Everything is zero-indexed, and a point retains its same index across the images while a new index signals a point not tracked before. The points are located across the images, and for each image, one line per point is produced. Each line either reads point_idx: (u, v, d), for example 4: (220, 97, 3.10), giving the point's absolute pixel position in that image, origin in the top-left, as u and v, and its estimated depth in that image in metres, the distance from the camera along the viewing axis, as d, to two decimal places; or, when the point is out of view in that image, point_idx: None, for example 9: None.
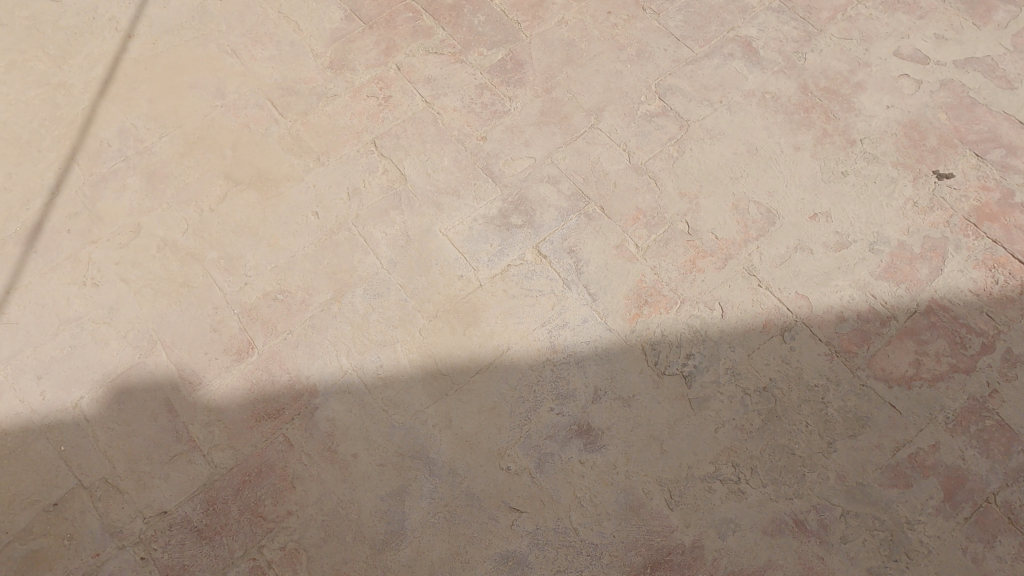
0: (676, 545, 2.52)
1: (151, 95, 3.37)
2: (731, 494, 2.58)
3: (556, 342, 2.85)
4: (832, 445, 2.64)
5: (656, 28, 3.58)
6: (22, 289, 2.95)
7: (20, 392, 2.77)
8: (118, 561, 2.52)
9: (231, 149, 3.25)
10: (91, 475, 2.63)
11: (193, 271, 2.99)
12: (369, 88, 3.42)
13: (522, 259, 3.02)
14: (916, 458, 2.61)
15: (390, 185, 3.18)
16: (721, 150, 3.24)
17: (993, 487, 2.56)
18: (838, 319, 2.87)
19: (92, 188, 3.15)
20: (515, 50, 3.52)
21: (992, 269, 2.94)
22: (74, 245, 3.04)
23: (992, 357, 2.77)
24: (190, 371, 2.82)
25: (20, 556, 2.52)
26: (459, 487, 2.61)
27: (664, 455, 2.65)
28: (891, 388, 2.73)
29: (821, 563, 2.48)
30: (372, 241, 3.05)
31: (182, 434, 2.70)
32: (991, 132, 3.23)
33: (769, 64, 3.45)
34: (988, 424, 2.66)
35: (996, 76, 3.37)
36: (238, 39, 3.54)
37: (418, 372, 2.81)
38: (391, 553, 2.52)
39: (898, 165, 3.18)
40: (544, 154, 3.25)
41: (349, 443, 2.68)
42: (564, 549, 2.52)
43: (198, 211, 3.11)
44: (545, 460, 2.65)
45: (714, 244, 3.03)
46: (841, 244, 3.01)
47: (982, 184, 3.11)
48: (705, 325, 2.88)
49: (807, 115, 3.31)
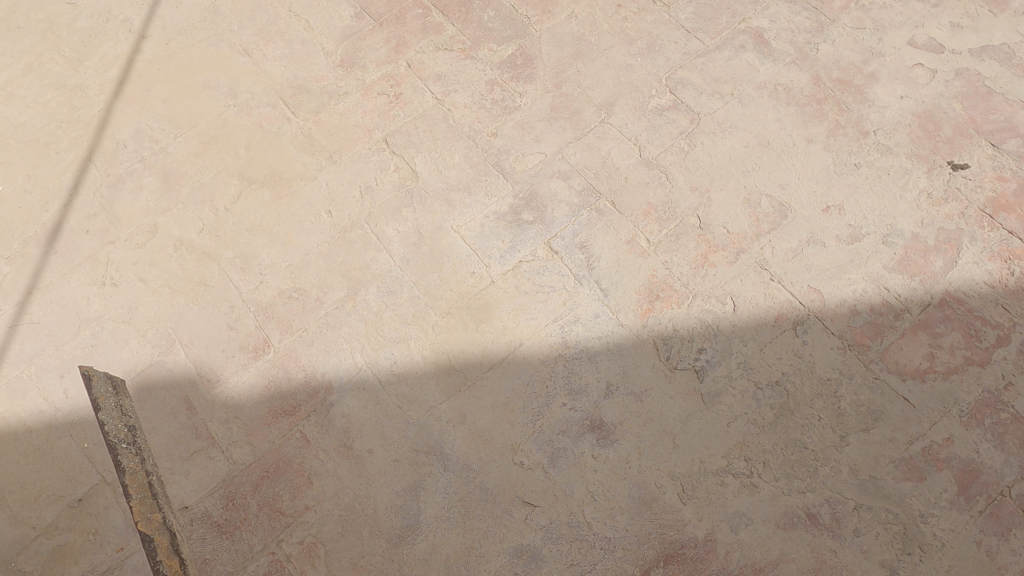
0: (689, 538, 2.54)
1: (165, 96, 3.41)
2: (743, 488, 2.60)
3: (568, 338, 2.87)
4: (845, 439, 2.65)
5: (666, 21, 3.56)
6: (43, 289, 3.01)
7: (43, 390, 2.83)
8: (142, 555, 2.58)
9: (245, 149, 3.28)
10: (114, 471, 2.69)
11: (209, 270, 3.03)
12: (380, 86, 3.43)
13: (534, 255, 3.04)
14: (930, 452, 2.62)
15: (402, 182, 3.20)
16: (732, 144, 3.23)
17: (1008, 481, 2.56)
18: (851, 312, 2.86)
19: (109, 190, 3.20)
20: (524, 45, 3.52)
21: (1007, 260, 2.92)
22: (93, 245, 3.09)
23: (1008, 350, 2.76)
24: (207, 369, 2.87)
25: (47, 550, 2.58)
26: (474, 482, 2.64)
27: (676, 450, 2.66)
28: (904, 382, 2.73)
29: (834, 556, 2.48)
30: (384, 238, 3.08)
31: (200, 431, 2.75)
32: (1007, 122, 3.20)
33: (781, 55, 3.43)
34: (1003, 417, 2.65)
35: (1012, 65, 3.32)
36: (250, 39, 3.56)
37: (432, 368, 2.84)
38: (407, 547, 2.56)
39: (912, 156, 3.15)
40: (554, 149, 3.25)
41: (364, 439, 2.72)
42: (577, 543, 2.55)
43: (213, 210, 3.15)
44: (558, 455, 2.68)
45: (726, 238, 3.03)
46: (854, 237, 3.00)
47: (998, 175, 3.09)
48: (717, 319, 2.88)
49: (819, 107, 3.29)
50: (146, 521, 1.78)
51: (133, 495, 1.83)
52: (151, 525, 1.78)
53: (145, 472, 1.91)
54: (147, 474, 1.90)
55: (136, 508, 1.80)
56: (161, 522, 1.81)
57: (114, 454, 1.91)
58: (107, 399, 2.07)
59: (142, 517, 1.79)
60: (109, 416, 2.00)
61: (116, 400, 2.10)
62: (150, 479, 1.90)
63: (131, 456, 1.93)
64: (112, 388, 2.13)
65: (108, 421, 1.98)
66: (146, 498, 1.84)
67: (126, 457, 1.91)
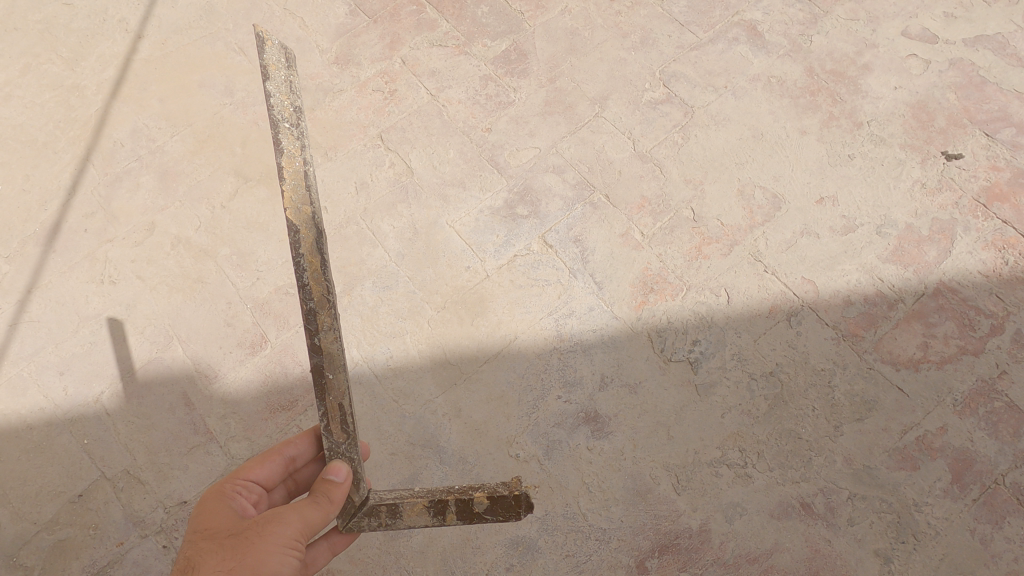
0: (684, 528, 2.55)
1: (162, 96, 3.43)
2: (738, 478, 2.61)
3: (563, 331, 2.89)
4: (839, 429, 2.66)
5: (659, 14, 3.56)
6: (42, 287, 3.03)
7: (43, 388, 2.86)
8: (141, 549, 2.60)
9: (241, 147, 3.30)
10: (114, 467, 2.72)
11: (206, 267, 3.06)
12: (375, 82, 3.45)
13: (528, 250, 3.05)
14: (923, 441, 2.63)
15: (398, 178, 3.22)
16: (726, 136, 3.24)
17: (1002, 469, 2.57)
18: (845, 303, 2.87)
19: (107, 188, 3.22)
20: (518, 40, 3.52)
21: (1002, 250, 2.92)
22: (91, 244, 3.11)
23: (1002, 339, 2.76)
24: (205, 364, 2.89)
25: (48, 545, 2.61)
26: (469, 475, 2.66)
27: (671, 441, 2.68)
28: (898, 371, 2.74)
29: (828, 546, 2.50)
30: (380, 234, 3.10)
31: (199, 427, 2.78)
32: (1001, 111, 3.20)
33: (774, 48, 3.43)
34: (997, 406, 2.66)
35: (1006, 54, 3.33)
36: (246, 37, 3.58)
37: (427, 362, 2.86)
38: (404, 540, 2.58)
39: (906, 147, 3.16)
40: (548, 144, 3.26)
41: (361, 433, 2.74)
42: (573, 534, 2.56)
43: (210, 208, 3.17)
44: (553, 447, 2.69)
45: (720, 231, 3.04)
46: (848, 228, 3.01)
47: (992, 164, 3.09)
48: (712, 311, 2.89)
49: (812, 98, 3.29)
50: (296, 211, 1.64)
51: (286, 181, 1.64)
52: (301, 217, 1.64)
53: (303, 161, 1.66)
54: (306, 163, 1.66)
55: (287, 196, 1.64)
56: (309, 216, 1.65)
57: (273, 131, 1.65)
58: (277, 71, 1.66)
59: (293, 207, 1.64)
60: (276, 92, 1.65)
61: (288, 75, 1.67)
62: (307, 171, 1.66)
63: (291, 138, 1.66)
64: (287, 62, 1.68)
65: (275, 100, 1.64)
66: (300, 188, 1.65)
67: (285, 140, 1.65)
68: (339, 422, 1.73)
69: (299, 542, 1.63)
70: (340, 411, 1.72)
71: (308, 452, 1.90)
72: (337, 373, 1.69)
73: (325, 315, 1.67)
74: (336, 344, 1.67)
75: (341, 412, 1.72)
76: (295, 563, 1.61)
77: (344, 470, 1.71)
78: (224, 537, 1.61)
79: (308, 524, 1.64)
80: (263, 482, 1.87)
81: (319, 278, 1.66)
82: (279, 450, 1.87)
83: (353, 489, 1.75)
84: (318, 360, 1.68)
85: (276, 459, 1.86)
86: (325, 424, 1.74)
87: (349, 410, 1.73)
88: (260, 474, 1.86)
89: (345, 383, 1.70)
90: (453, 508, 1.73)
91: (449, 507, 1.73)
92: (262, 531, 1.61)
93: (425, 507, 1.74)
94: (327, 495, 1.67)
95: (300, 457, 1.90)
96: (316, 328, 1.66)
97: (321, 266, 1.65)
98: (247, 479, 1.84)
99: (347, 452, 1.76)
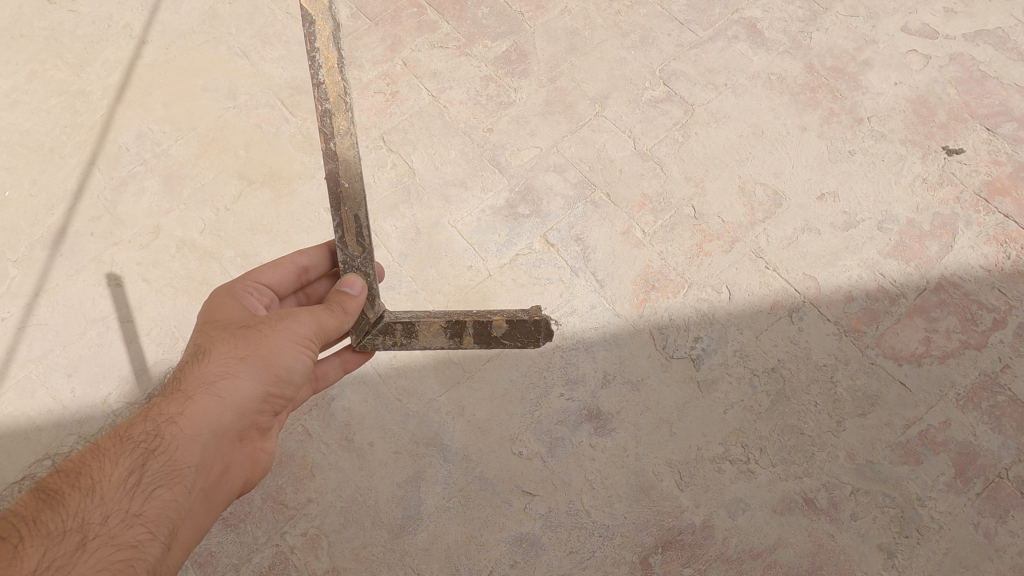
0: (686, 524, 2.56)
1: (166, 100, 3.46)
2: (740, 474, 2.61)
3: (565, 329, 2.90)
4: (842, 424, 2.66)
5: (659, 13, 3.57)
6: (49, 291, 3.07)
7: (51, 390, 2.90)
8: None
9: (244, 149, 3.33)
10: None
11: (211, 269, 3.09)
12: (377, 84, 3.47)
13: (530, 248, 3.07)
14: (927, 435, 2.63)
15: (399, 179, 3.24)
16: (726, 133, 3.25)
17: (1006, 463, 2.57)
18: (847, 299, 2.87)
19: (112, 192, 3.25)
20: (518, 41, 3.54)
21: (1004, 244, 2.93)
22: (98, 247, 3.14)
23: (1004, 333, 2.77)
24: None
25: None
26: (473, 472, 2.68)
27: (674, 438, 2.69)
28: (901, 366, 2.74)
29: (831, 540, 2.50)
30: (382, 234, 3.12)
31: None
32: (1002, 106, 3.20)
33: (774, 45, 3.44)
34: (1000, 399, 2.66)
35: (1006, 49, 3.33)
36: (248, 41, 3.61)
37: (431, 361, 2.87)
38: (409, 537, 2.59)
39: (907, 142, 3.16)
40: (550, 143, 3.28)
41: (365, 432, 2.76)
42: (576, 531, 2.58)
43: (214, 210, 3.20)
44: (556, 445, 2.70)
45: (721, 228, 3.05)
46: (848, 223, 3.01)
47: (993, 159, 3.09)
48: (714, 308, 2.90)
49: (813, 95, 3.30)
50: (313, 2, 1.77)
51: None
52: (317, 7, 1.77)
53: None
54: None
55: None
56: (325, 7, 1.77)
57: None
58: None
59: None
60: None
61: None
62: None
63: None
64: None
65: None
66: None
67: None
68: (354, 236, 1.90)
69: (311, 342, 1.77)
70: (354, 222, 1.89)
71: (320, 265, 2.06)
72: (353, 184, 1.86)
73: (341, 121, 1.82)
74: (351, 150, 1.84)
75: (357, 226, 1.89)
76: (305, 360, 1.76)
77: (359, 284, 1.90)
78: (237, 328, 1.73)
79: (319, 328, 1.78)
80: (273, 288, 2.00)
81: (336, 78, 1.80)
82: (292, 258, 2.01)
83: (369, 305, 1.95)
84: (334, 167, 1.84)
85: (288, 266, 1.99)
86: (341, 237, 1.91)
87: (364, 223, 1.89)
88: (272, 280, 1.98)
89: (360, 194, 1.86)
90: (471, 331, 1.95)
91: (466, 330, 1.95)
92: (274, 326, 1.73)
93: (442, 328, 1.96)
94: (342, 306, 1.84)
95: (312, 269, 2.05)
96: (332, 134, 1.83)
97: (338, 65, 1.79)
98: (258, 282, 1.96)
99: (362, 266, 1.93)
